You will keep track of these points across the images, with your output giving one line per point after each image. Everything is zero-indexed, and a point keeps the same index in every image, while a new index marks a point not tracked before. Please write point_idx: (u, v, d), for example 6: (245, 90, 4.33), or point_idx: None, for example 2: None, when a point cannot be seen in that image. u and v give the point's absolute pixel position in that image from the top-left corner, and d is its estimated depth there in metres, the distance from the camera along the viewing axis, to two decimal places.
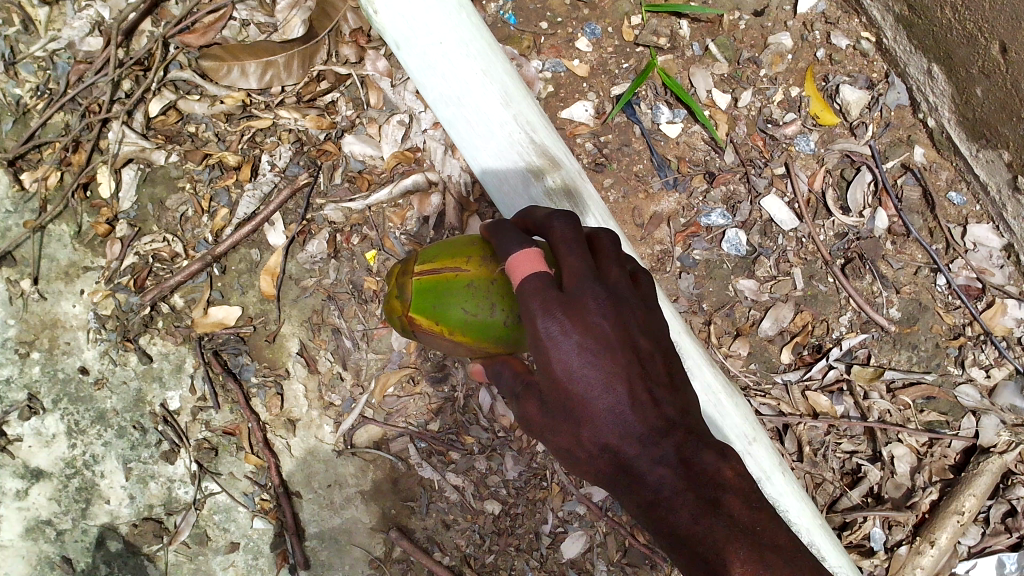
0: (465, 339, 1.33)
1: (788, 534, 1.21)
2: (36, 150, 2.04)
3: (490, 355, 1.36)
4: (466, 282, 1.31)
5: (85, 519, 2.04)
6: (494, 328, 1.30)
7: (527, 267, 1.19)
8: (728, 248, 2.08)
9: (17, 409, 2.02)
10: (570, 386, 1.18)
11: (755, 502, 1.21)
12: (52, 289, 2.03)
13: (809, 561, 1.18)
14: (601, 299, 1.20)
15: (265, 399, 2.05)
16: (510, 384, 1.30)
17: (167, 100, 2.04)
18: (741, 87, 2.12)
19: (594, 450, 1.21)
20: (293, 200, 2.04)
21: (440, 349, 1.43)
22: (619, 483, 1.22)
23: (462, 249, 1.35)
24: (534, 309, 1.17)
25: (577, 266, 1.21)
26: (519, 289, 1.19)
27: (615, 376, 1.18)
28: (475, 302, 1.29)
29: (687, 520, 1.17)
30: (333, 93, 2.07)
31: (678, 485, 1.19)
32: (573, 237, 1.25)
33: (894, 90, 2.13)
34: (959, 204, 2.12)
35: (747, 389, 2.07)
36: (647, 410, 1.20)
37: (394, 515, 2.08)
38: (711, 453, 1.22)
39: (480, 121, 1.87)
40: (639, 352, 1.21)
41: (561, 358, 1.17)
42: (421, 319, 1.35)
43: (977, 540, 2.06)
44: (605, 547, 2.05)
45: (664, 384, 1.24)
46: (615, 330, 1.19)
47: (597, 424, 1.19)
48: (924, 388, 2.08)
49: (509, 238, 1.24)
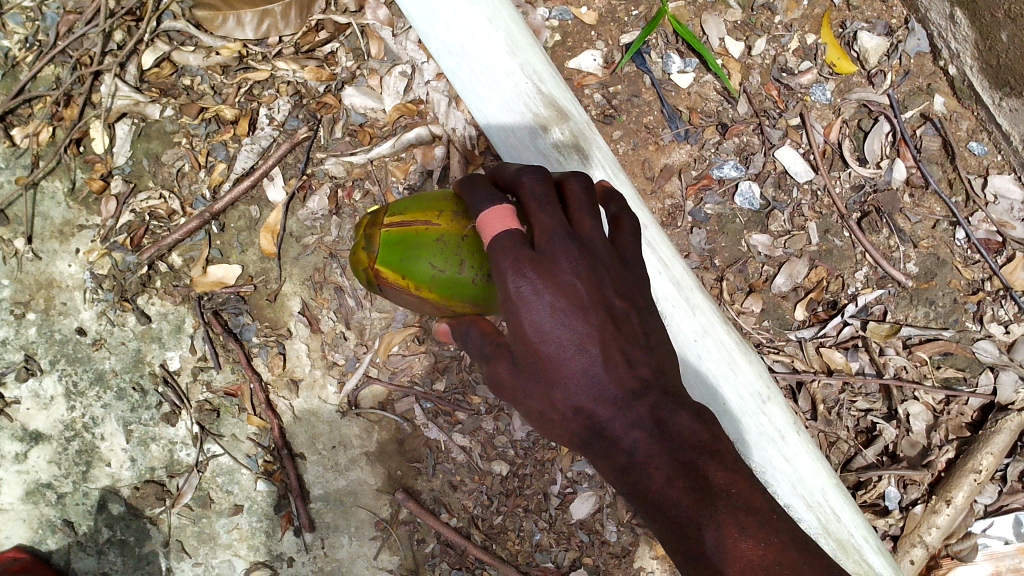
0: (431, 296, 1.34)
1: (765, 495, 1.22)
2: (27, 105, 1.98)
3: (456, 315, 1.37)
4: (436, 236, 1.32)
5: (86, 482, 2.00)
6: (462, 285, 1.31)
7: (497, 224, 1.20)
8: (741, 202, 2.02)
9: (14, 370, 1.97)
10: (541, 347, 1.20)
11: (730, 464, 1.23)
12: (47, 248, 1.98)
13: (782, 520, 1.21)
14: (573, 257, 1.21)
15: (267, 359, 2.01)
16: (479, 346, 1.29)
17: (161, 52, 1.97)
18: (754, 34, 2.05)
19: (567, 413, 1.23)
20: (293, 155, 1.99)
21: (404, 306, 1.44)
22: (593, 446, 1.25)
23: (432, 204, 1.36)
24: (506, 268, 1.19)
25: (548, 222, 1.22)
26: (490, 246, 1.21)
27: (587, 337, 1.20)
28: (443, 258, 1.31)
29: (661, 484, 1.19)
30: (332, 43, 2.00)
31: (652, 447, 1.21)
32: (543, 190, 1.24)
33: (914, 36, 2.06)
34: (979, 155, 2.06)
35: (760, 346, 2.01)
36: (621, 371, 1.22)
37: (401, 476, 2.04)
38: (686, 415, 1.24)
39: (485, 71, 1.85)
40: (613, 311, 1.23)
41: (533, 317, 1.19)
42: (388, 273, 1.35)
43: (994, 498, 2.03)
44: (616, 508, 2.01)
45: (638, 343, 1.25)
46: (588, 289, 1.20)
47: (569, 387, 1.21)
48: (942, 344, 2.02)
49: (480, 195, 1.25)
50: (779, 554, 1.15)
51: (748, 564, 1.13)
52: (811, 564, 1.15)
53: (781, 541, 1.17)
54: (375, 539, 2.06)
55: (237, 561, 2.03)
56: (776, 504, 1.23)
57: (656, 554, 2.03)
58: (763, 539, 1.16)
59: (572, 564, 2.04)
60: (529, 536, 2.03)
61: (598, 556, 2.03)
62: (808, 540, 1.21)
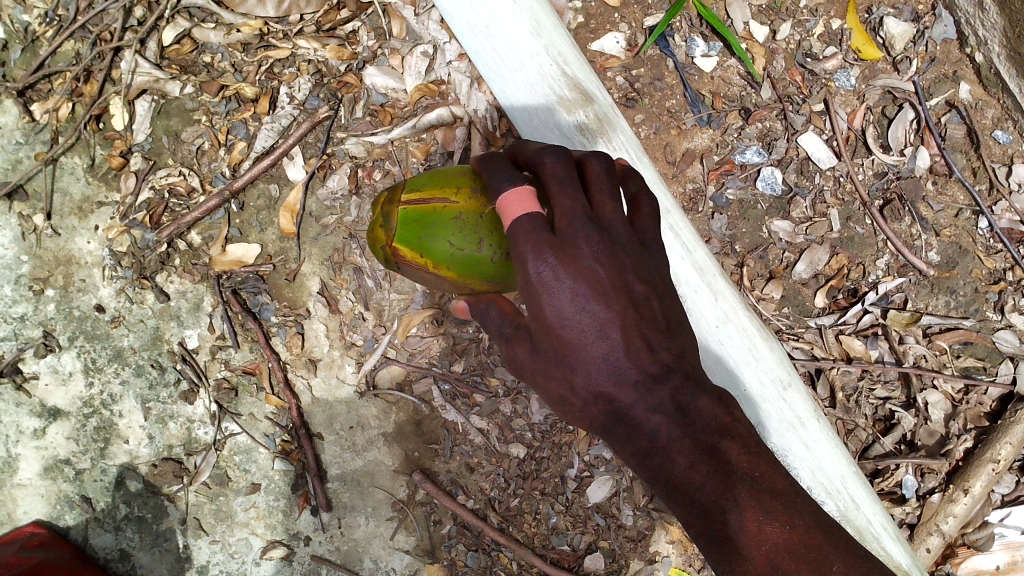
0: (450, 274, 1.36)
1: (788, 478, 1.24)
2: (46, 80, 1.97)
3: (474, 292, 1.39)
4: (454, 214, 1.33)
5: (104, 459, 2.00)
6: (481, 263, 1.33)
7: (518, 207, 1.20)
8: (763, 187, 2.01)
9: (32, 346, 1.97)
10: (562, 332, 1.21)
11: (752, 447, 1.25)
12: (66, 225, 1.98)
13: (807, 503, 1.23)
14: (594, 242, 1.21)
15: (285, 339, 2.01)
16: (498, 325, 1.31)
17: (181, 28, 1.96)
18: (779, 18, 2.03)
19: (588, 397, 1.25)
20: (313, 134, 1.98)
21: (421, 282, 1.45)
22: (614, 430, 1.27)
23: (450, 179, 1.37)
24: (526, 251, 1.19)
25: (569, 204, 1.22)
26: (510, 229, 1.21)
27: (609, 323, 1.21)
28: (462, 236, 1.32)
29: (684, 468, 1.22)
30: (354, 22, 1.98)
31: (673, 431, 1.23)
32: (564, 172, 1.25)
33: (941, 23, 2.05)
34: (1004, 143, 2.05)
35: (779, 333, 2.00)
36: (641, 355, 1.23)
37: (418, 458, 2.04)
38: (707, 399, 1.26)
39: (510, 53, 1.86)
40: (634, 296, 1.23)
41: (553, 301, 1.20)
42: (405, 251, 1.36)
43: (1011, 488, 2.03)
44: (632, 492, 2.01)
45: (659, 328, 1.26)
46: (609, 274, 1.21)
47: (589, 372, 1.23)
48: (962, 333, 2.02)
49: (500, 175, 1.25)
50: (804, 538, 1.17)
51: (773, 547, 1.15)
52: (837, 549, 1.17)
53: (805, 524, 1.19)
54: (392, 519, 2.06)
55: (254, 539, 2.04)
56: (798, 485, 1.25)
57: (672, 538, 2.04)
58: (787, 522, 1.18)
59: (588, 547, 2.04)
60: (545, 519, 2.03)
61: (614, 540, 2.03)
62: (833, 522, 1.23)
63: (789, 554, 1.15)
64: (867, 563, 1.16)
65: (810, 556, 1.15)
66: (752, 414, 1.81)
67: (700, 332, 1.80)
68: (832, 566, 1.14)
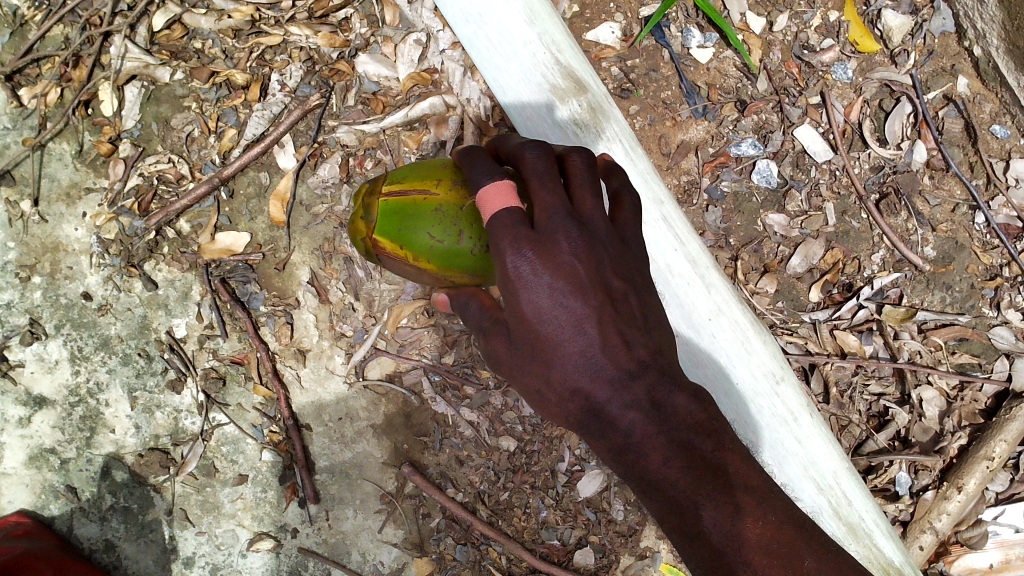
0: (430, 267, 1.34)
1: (761, 474, 1.23)
2: (34, 64, 1.94)
3: (455, 284, 1.38)
4: (434, 205, 1.31)
5: (89, 448, 1.98)
6: (460, 255, 1.31)
7: (498, 201, 1.18)
8: (758, 180, 1.98)
9: (18, 333, 1.95)
10: (538, 327, 1.20)
11: (727, 443, 1.23)
12: (54, 211, 1.95)
13: (779, 499, 1.22)
14: (573, 237, 1.19)
15: (274, 329, 1.98)
16: (478, 317, 1.32)
17: (172, 13, 1.94)
18: (776, 9, 2.01)
19: (564, 392, 1.23)
20: (305, 122, 1.96)
21: (403, 274, 1.44)
22: (590, 426, 1.25)
23: (431, 172, 1.36)
24: (505, 245, 1.17)
25: (549, 200, 1.20)
26: (490, 224, 1.19)
27: (586, 319, 1.19)
28: (441, 228, 1.30)
29: (658, 464, 1.20)
30: (346, 10, 1.96)
31: (648, 428, 1.21)
32: (545, 166, 1.22)
33: (939, 15, 2.03)
34: (1002, 138, 2.03)
35: (774, 328, 1.98)
36: (618, 352, 1.22)
37: (407, 450, 2.03)
38: (683, 396, 1.24)
39: (503, 40, 1.85)
40: (611, 294, 1.22)
41: (531, 297, 1.18)
42: (385, 242, 1.35)
43: (1005, 486, 2.01)
44: (622, 486, 2.00)
45: (636, 325, 1.25)
46: (587, 270, 1.20)
47: (565, 368, 1.21)
48: (957, 329, 2.00)
49: (481, 169, 1.23)
50: (776, 532, 1.15)
51: (746, 542, 1.13)
52: (808, 542, 1.17)
53: (778, 520, 1.18)
54: (380, 512, 2.04)
55: (240, 531, 2.02)
56: (770, 481, 1.24)
57: (662, 534, 2.02)
58: (760, 518, 1.16)
59: (577, 542, 2.02)
60: (534, 513, 2.01)
61: (604, 535, 2.02)
62: (804, 517, 1.22)
63: (763, 549, 1.13)
64: (838, 561, 1.16)
65: (783, 552, 1.14)
66: (741, 410, 1.78)
67: (692, 324, 1.78)
68: (804, 562, 1.13)
